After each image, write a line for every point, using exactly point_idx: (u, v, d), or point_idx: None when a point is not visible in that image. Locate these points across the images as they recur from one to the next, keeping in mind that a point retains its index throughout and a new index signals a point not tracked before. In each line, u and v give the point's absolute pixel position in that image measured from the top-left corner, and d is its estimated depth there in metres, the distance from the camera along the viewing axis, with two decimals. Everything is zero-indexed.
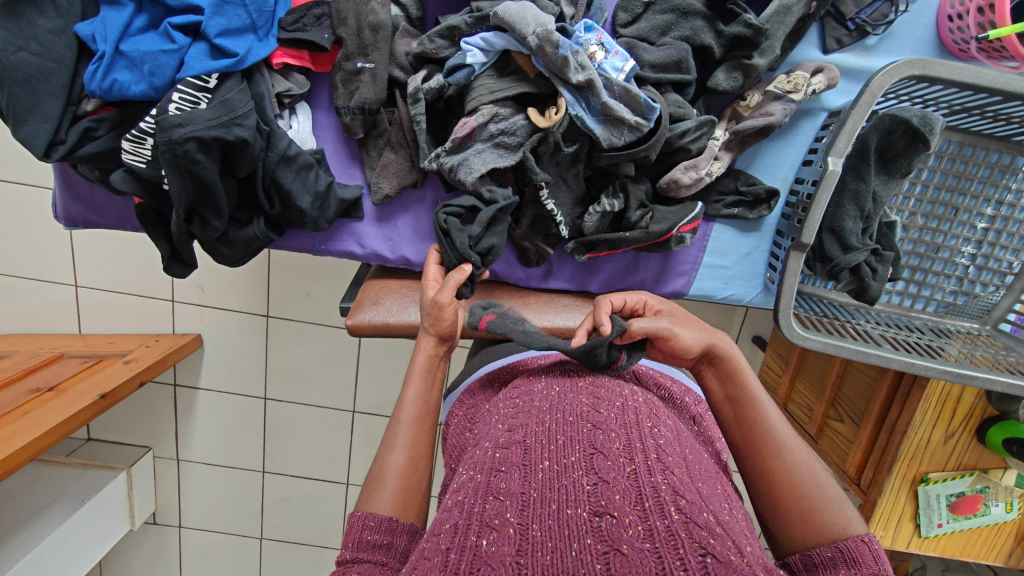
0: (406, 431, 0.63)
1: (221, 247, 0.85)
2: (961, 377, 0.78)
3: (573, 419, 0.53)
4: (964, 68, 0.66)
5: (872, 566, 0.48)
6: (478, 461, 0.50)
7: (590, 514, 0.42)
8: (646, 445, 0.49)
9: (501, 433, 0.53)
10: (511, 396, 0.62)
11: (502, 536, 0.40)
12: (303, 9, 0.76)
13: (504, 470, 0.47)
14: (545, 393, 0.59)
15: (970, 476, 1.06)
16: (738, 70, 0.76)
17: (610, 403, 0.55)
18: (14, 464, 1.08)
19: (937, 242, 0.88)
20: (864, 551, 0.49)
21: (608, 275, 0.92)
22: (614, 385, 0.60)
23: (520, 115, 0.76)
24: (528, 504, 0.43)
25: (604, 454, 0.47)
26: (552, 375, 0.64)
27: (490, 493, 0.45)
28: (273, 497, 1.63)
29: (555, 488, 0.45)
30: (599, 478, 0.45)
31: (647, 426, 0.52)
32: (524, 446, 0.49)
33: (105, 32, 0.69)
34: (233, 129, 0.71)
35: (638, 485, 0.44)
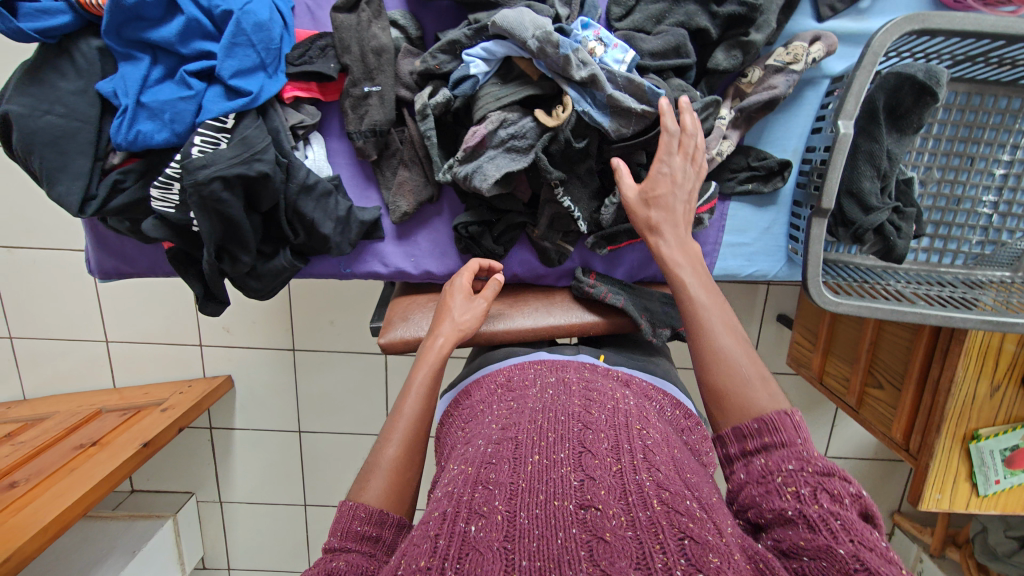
0: (403, 429, 0.66)
1: (251, 281, 0.88)
2: (1002, 325, 0.77)
3: (565, 418, 0.56)
4: (962, 18, 0.66)
5: (793, 435, 0.52)
6: (471, 456, 0.53)
7: (576, 507, 0.45)
8: (633, 446, 0.52)
9: (494, 431, 0.56)
10: (506, 399, 0.65)
11: (490, 521, 0.43)
12: (307, 43, 0.79)
13: (495, 462, 0.50)
14: (538, 395, 0.63)
15: (1022, 428, 1.04)
16: (736, 48, 0.77)
17: (600, 404, 0.59)
18: (68, 518, 1.11)
19: (958, 194, 0.88)
20: (785, 420, 0.53)
21: (632, 265, 0.93)
22: (605, 389, 0.65)
23: (529, 118, 0.78)
24: (515, 493, 0.46)
25: (592, 453, 0.50)
26: (547, 379, 0.67)
27: (479, 483, 0.48)
28: (318, 529, 1.64)
29: (543, 480, 0.47)
30: (585, 474, 0.48)
31: (636, 428, 0.55)
32: (514, 441, 0.52)
33: (125, 86, 0.71)
34: (253, 165, 0.74)
35: (624, 483, 0.47)
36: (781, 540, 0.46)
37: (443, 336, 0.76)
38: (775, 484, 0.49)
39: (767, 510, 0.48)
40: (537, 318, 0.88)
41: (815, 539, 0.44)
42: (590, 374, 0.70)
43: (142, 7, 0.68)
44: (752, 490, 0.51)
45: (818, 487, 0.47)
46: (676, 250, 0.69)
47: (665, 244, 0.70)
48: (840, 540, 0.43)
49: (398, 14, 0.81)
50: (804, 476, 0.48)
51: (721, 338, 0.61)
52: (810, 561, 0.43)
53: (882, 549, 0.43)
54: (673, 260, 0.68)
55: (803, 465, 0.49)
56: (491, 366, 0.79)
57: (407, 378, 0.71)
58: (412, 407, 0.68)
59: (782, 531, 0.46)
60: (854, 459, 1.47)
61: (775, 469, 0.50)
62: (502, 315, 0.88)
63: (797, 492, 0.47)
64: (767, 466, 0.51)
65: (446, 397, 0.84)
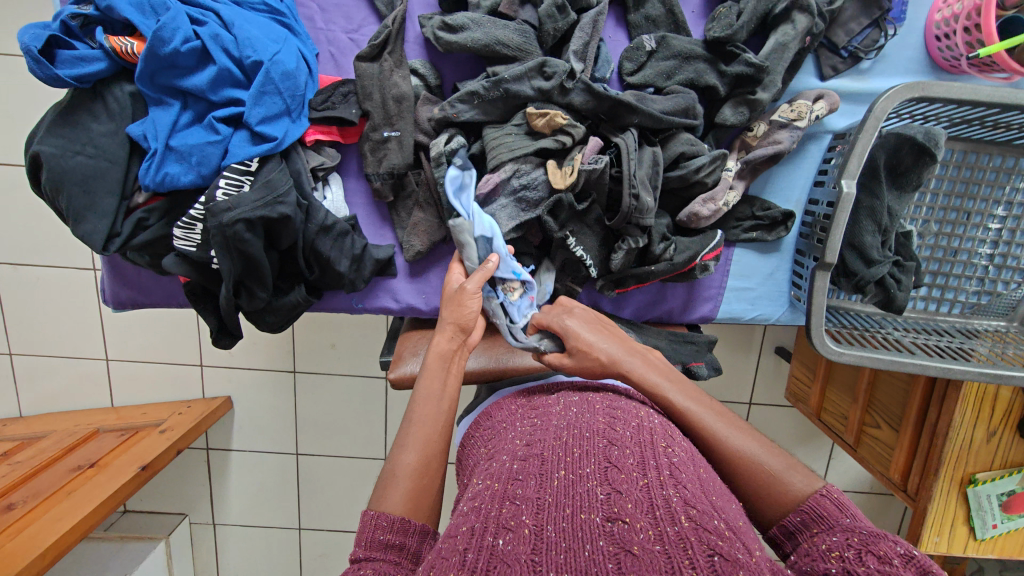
0: (414, 433, 0.64)
1: (267, 316, 0.89)
2: (998, 377, 0.79)
3: (589, 434, 0.57)
4: (960, 87, 0.69)
5: (839, 516, 0.53)
6: (495, 472, 0.55)
7: (602, 519, 0.47)
8: (659, 463, 0.53)
9: (518, 448, 0.59)
10: (530, 416, 0.68)
11: (517, 536, 0.45)
12: (330, 89, 0.82)
13: (520, 479, 0.52)
14: (563, 412, 0.64)
15: (1018, 473, 1.06)
16: (743, 104, 0.80)
17: (625, 422, 0.60)
18: (64, 546, 1.09)
19: (954, 246, 0.91)
20: (826, 502, 0.54)
21: (638, 305, 0.95)
22: (631, 407, 0.64)
23: (541, 170, 0.81)
24: (542, 508, 0.48)
25: (617, 467, 0.52)
26: (570, 399, 0.68)
27: (506, 498, 0.50)
28: (311, 553, 1.63)
29: (570, 494, 0.50)
30: (611, 488, 0.50)
31: (661, 445, 0.56)
32: (540, 458, 0.55)
33: (155, 130, 0.73)
34: (275, 208, 0.76)
35: (650, 497, 0.48)
36: None
37: (441, 337, 0.74)
38: (820, 553, 0.49)
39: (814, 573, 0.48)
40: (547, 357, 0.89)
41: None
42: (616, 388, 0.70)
43: (177, 56, 0.71)
44: (799, 563, 0.51)
45: (862, 549, 0.47)
46: (648, 369, 0.69)
47: (635, 364, 0.70)
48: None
49: (418, 63, 0.84)
50: (848, 542, 0.49)
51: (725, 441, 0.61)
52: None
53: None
54: (651, 380, 0.68)
55: (847, 536, 0.50)
56: (509, 389, 0.84)
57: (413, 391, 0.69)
58: (418, 411, 0.66)
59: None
60: (852, 493, 1.48)
61: (821, 541, 0.51)
62: (512, 354, 0.90)
63: (842, 556, 0.48)
64: (814, 542, 0.51)
65: (463, 422, 0.86)
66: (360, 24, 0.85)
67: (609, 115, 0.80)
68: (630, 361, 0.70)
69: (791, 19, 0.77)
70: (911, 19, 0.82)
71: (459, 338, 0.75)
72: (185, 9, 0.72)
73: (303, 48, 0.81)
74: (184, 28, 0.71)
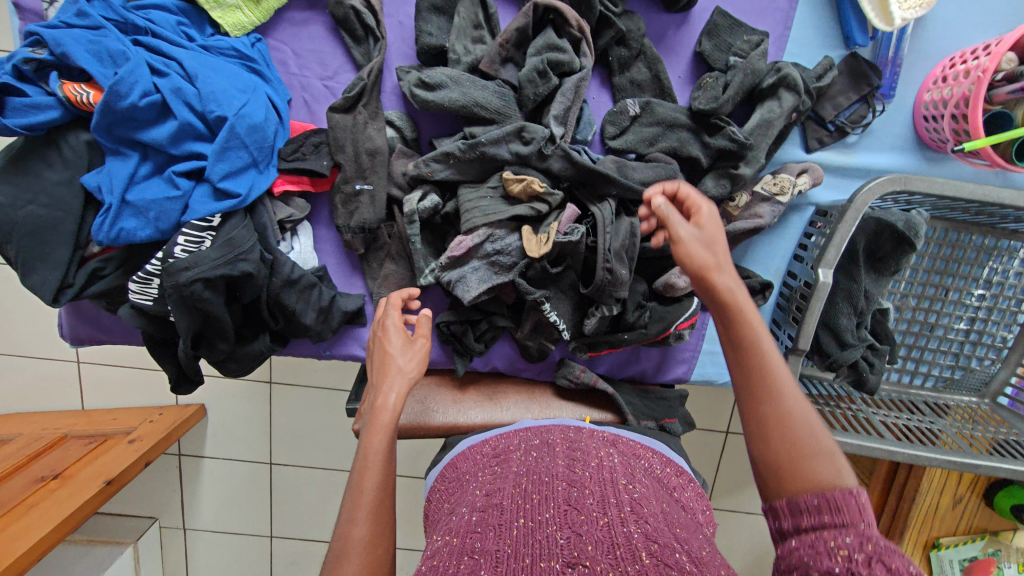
0: (368, 503, 0.57)
1: (228, 364, 0.86)
2: (966, 466, 0.78)
3: (550, 478, 0.59)
4: (943, 184, 0.68)
5: (857, 517, 0.42)
6: (454, 526, 0.54)
7: (563, 565, 0.46)
8: (619, 500, 0.54)
9: (478, 499, 0.59)
10: (491, 465, 0.69)
11: None
12: (301, 139, 0.79)
13: (479, 531, 0.51)
14: (523, 458, 0.67)
15: (981, 540, 1.07)
16: (725, 177, 0.78)
17: (585, 462, 0.62)
18: (22, 566, 1.05)
19: (931, 321, 0.90)
20: (851, 503, 0.42)
21: (612, 363, 0.94)
22: (589, 447, 0.67)
23: (515, 236, 0.78)
24: (501, 561, 0.47)
25: (577, 509, 0.53)
26: (531, 442, 0.71)
27: (465, 553, 0.48)
28: (283, 563, 1.62)
29: (529, 542, 0.49)
30: (572, 531, 0.50)
31: (621, 483, 0.58)
32: (499, 508, 0.54)
33: (111, 183, 0.69)
34: (237, 265, 0.73)
35: (612, 535, 0.49)
36: None
37: (394, 391, 0.67)
38: (825, 547, 0.40)
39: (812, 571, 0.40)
40: (516, 412, 0.87)
41: None
42: (575, 435, 0.72)
43: (135, 111, 0.67)
44: (799, 551, 0.41)
45: (874, 556, 0.39)
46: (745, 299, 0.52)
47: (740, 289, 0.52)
48: None
49: (395, 115, 0.81)
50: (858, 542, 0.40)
51: (789, 395, 0.48)
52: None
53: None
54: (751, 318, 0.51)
55: (861, 539, 0.40)
56: (478, 437, 0.80)
57: (360, 445, 0.62)
58: (377, 474, 0.59)
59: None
60: None
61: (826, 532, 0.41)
62: (471, 408, 0.88)
63: (849, 558, 0.39)
64: (820, 536, 0.41)
65: (430, 475, 0.82)
66: (336, 71, 0.81)
67: (588, 182, 0.78)
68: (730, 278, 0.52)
69: (777, 96, 0.75)
70: (900, 97, 0.80)
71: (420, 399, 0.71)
72: (145, 59, 0.69)
73: (274, 95, 0.78)
74: (144, 81, 0.67)
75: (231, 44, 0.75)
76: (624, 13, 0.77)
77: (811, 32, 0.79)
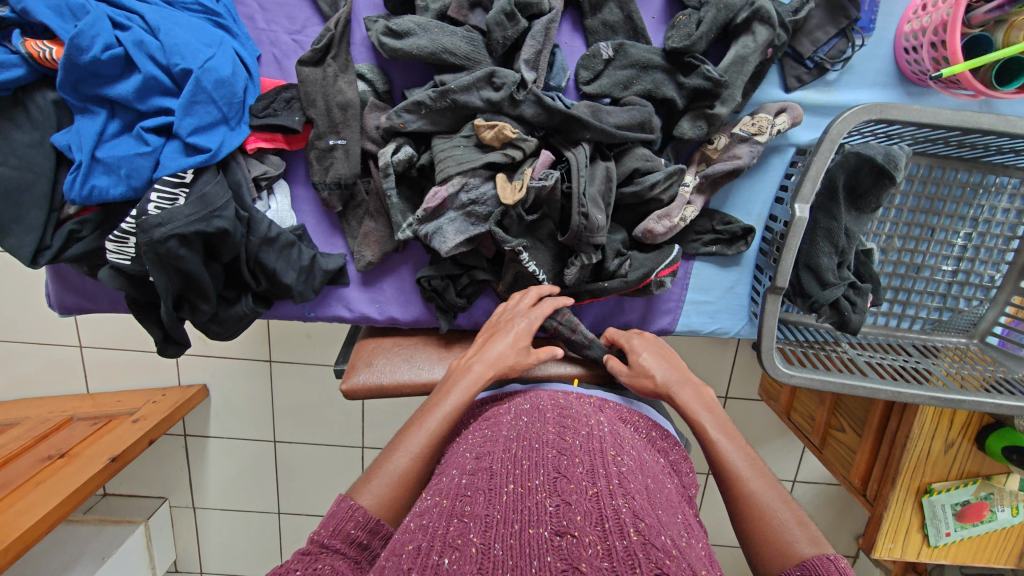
0: (421, 440, 0.62)
1: (212, 326, 0.86)
2: (949, 402, 0.78)
3: (540, 445, 0.56)
4: (920, 111, 0.67)
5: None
6: (444, 486, 0.52)
7: (552, 534, 0.44)
8: (608, 471, 0.52)
9: (468, 461, 0.56)
10: (480, 427, 0.64)
11: (464, 555, 0.42)
12: (272, 95, 0.78)
13: (470, 494, 0.49)
14: (513, 422, 0.63)
15: (974, 484, 1.06)
16: (702, 119, 0.77)
17: (576, 431, 0.59)
18: (32, 538, 1.08)
19: (917, 262, 0.89)
20: (828, 566, 0.47)
21: (596, 317, 0.92)
22: (581, 415, 0.64)
23: (490, 184, 0.77)
24: (490, 526, 0.45)
25: (567, 478, 0.50)
26: (521, 406, 0.67)
27: (454, 516, 0.47)
28: (292, 536, 1.65)
29: (519, 510, 0.47)
30: (561, 500, 0.47)
31: (610, 454, 0.55)
32: (488, 472, 0.52)
33: (80, 141, 0.69)
34: (212, 222, 0.73)
35: (600, 507, 0.47)
36: None
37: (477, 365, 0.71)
38: None
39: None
40: None
41: None
42: (565, 400, 0.69)
43: (98, 65, 0.67)
44: None
45: None
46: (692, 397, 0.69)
47: (682, 387, 0.70)
48: None
49: (366, 67, 0.80)
50: None
51: (753, 483, 0.57)
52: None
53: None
54: (692, 405, 0.67)
55: None
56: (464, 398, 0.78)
57: (434, 396, 0.67)
58: (438, 425, 0.64)
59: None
60: (822, 483, 1.48)
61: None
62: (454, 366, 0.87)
63: None
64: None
65: None
66: (304, 24, 0.80)
67: (561, 128, 0.77)
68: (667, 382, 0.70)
69: (751, 31, 0.73)
70: (880, 30, 0.79)
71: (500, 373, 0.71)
72: (106, 12, 0.68)
73: (242, 50, 0.77)
74: (105, 35, 0.67)
75: None
76: None
77: None
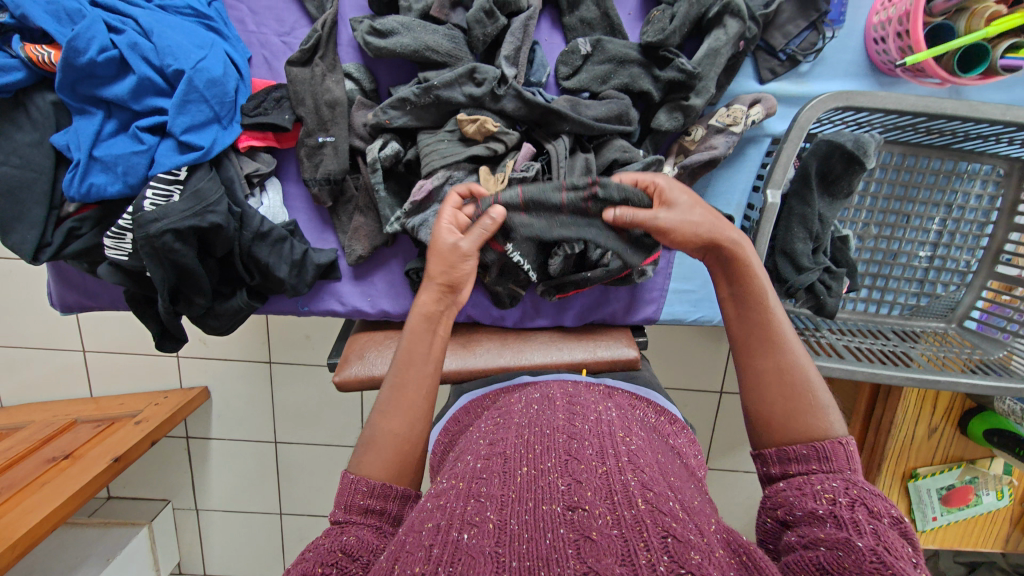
0: (397, 399, 0.63)
1: (209, 320, 0.89)
2: (925, 382, 0.80)
3: (550, 430, 0.57)
4: (885, 97, 0.69)
5: (845, 465, 0.51)
6: (460, 471, 0.54)
7: (564, 509, 0.46)
8: (617, 450, 0.54)
9: (482, 447, 0.58)
10: (493, 415, 0.68)
11: (482, 531, 0.44)
12: (262, 95, 0.81)
13: (485, 476, 0.51)
14: (525, 410, 0.66)
15: (958, 468, 1.07)
16: (678, 110, 0.80)
17: (584, 416, 0.61)
18: (37, 536, 1.10)
19: (893, 248, 0.91)
20: (838, 451, 0.51)
21: (581, 307, 0.96)
22: (588, 401, 0.66)
23: (474, 177, 0.80)
24: (505, 503, 0.47)
25: (577, 459, 0.52)
26: (533, 395, 0.70)
27: (471, 496, 0.49)
28: (293, 536, 1.67)
29: (532, 488, 0.49)
30: (572, 479, 0.49)
31: (619, 435, 0.57)
32: (502, 456, 0.54)
33: (78, 140, 0.72)
34: (205, 217, 0.75)
35: (609, 483, 0.49)
36: (804, 536, 0.45)
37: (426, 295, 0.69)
38: (812, 492, 0.48)
39: (797, 509, 0.48)
40: (490, 359, 0.90)
41: (835, 533, 0.43)
42: (574, 389, 0.71)
43: (94, 66, 0.70)
44: (787, 493, 0.50)
45: (856, 501, 0.46)
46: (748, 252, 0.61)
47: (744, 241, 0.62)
48: (860, 533, 0.42)
49: (352, 67, 0.83)
50: (844, 491, 0.47)
51: (789, 354, 0.57)
52: (825, 550, 0.42)
53: (911, 563, 0.40)
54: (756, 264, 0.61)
55: (846, 485, 0.48)
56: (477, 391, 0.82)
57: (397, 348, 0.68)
58: (406, 374, 0.65)
59: (808, 529, 0.46)
60: None
61: (817, 481, 0.49)
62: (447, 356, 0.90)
63: (833, 500, 0.47)
64: (808, 479, 0.50)
65: (434, 430, 0.80)
66: (293, 27, 0.83)
67: (541, 121, 0.80)
68: (736, 238, 0.61)
69: (723, 24, 0.76)
70: (850, 21, 0.81)
71: (448, 298, 0.69)
72: (102, 16, 0.71)
73: (232, 52, 0.80)
74: (101, 38, 0.70)
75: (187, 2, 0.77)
76: None
77: None
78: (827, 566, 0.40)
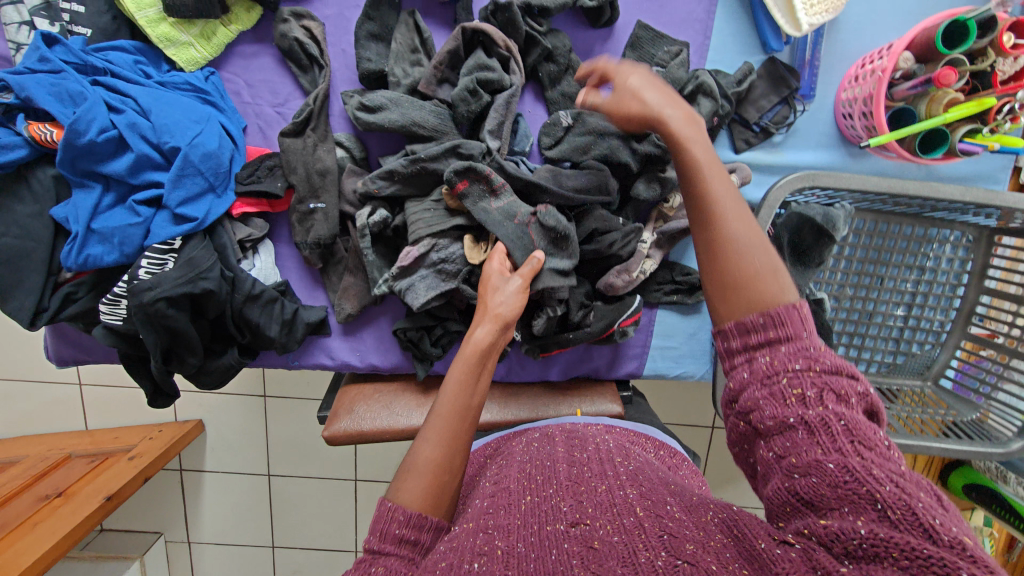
0: (441, 424, 0.60)
1: (200, 378, 0.91)
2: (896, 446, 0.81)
3: (553, 462, 0.60)
4: (849, 179, 0.72)
5: (801, 329, 0.44)
6: (467, 513, 0.54)
7: (567, 526, 0.47)
8: (617, 470, 0.56)
9: (487, 488, 0.59)
10: (497, 461, 0.70)
11: (492, 558, 0.43)
12: (255, 163, 0.83)
13: (492, 512, 0.52)
14: (526, 449, 0.68)
15: None
16: (655, 181, 0.84)
17: (582, 446, 0.64)
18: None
19: (869, 309, 0.93)
20: (793, 315, 0.44)
21: (566, 363, 0.97)
22: (587, 434, 0.69)
23: (459, 244, 0.83)
24: (512, 531, 0.47)
25: (582, 483, 0.54)
26: (532, 436, 0.73)
27: (480, 530, 0.48)
28: (285, 570, 1.67)
29: (536, 513, 0.50)
30: (574, 500, 0.51)
31: (617, 458, 0.59)
32: (507, 491, 0.55)
33: (76, 213, 0.75)
34: (197, 284, 0.78)
35: (610, 499, 0.50)
36: (780, 448, 0.40)
37: (481, 328, 0.71)
38: (778, 389, 0.42)
39: (767, 416, 0.41)
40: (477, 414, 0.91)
41: (808, 452, 0.39)
42: (571, 426, 0.75)
43: (94, 146, 0.73)
44: (752, 391, 0.43)
45: (824, 389, 0.40)
46: (685, 122, 0.53)
47: (675, 113, 0.53)
48: (836, 446, 0.38)
49: (343, 136, 0.86)
50: (809, 377, 0.41)
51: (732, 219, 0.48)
52: (799, 478, 0.38)
53: (883, 451, 0.38)
54: (683, 133, 0.52)
55: (809, 365, 0.42)
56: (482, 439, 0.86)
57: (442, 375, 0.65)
58: (450, 403, 0.62)
59: (782, 443, 0.40)
60: None
61: (780, 370, 0.42)
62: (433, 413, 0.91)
63: (802, 396, 0.40)
64: (771, 365, 0.43)
65: None
66: (286, 98, 0.87)
67: (523, 192, 0.83)
68: (667, 108, 0.54)
69: (696, 102, 0.79)
70: (820, 95, 0.85)
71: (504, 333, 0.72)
72: (103, 97, 0.75)
73: (228, 123, 0.83)
74: (101, 119, 0.73)
75: (186, 78, 0.81)
76: (550, 31, 0.82)
77: (731, 39, 0.83)
78: (805, 497, 0.38)
